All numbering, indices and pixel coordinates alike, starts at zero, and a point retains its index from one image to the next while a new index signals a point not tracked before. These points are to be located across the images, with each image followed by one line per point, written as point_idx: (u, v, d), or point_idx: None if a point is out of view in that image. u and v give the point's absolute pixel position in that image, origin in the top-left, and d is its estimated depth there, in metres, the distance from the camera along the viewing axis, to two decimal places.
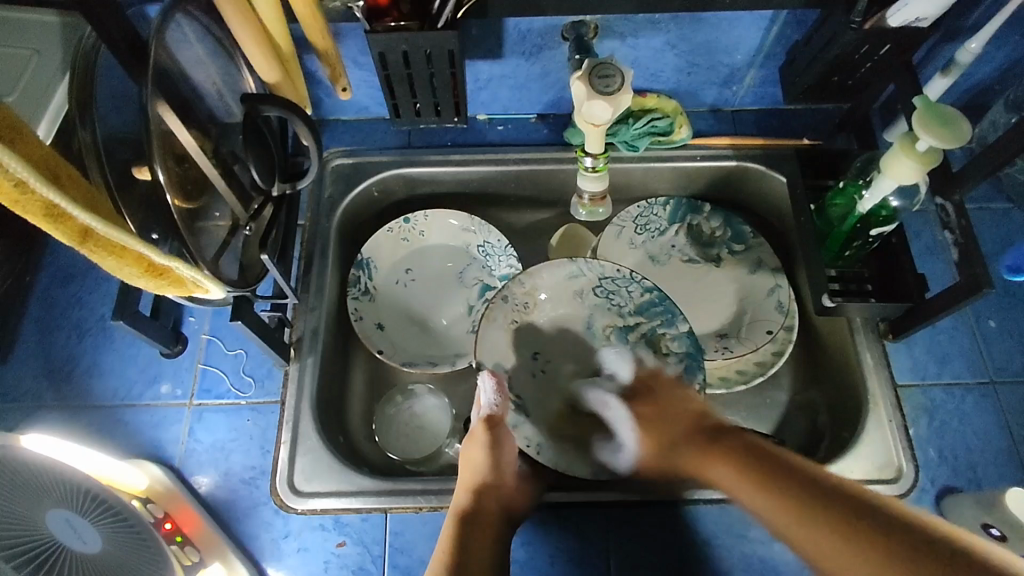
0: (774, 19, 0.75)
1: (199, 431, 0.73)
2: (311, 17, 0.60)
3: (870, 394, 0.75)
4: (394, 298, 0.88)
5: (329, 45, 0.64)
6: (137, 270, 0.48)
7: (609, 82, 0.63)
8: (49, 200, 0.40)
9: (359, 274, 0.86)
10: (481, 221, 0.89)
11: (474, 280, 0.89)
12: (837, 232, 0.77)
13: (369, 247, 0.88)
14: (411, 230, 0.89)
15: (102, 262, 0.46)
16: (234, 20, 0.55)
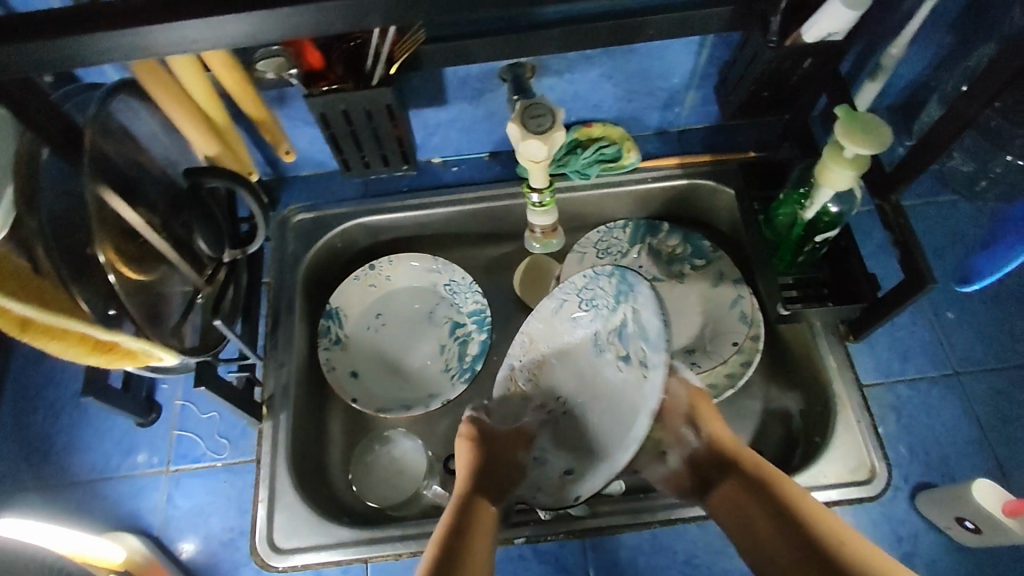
0: (701, 43, 0.78)
1: (177, 497, 0.74)
2: (243, 90, 0.65)
3: (836, 396, 0.76)
4: (366, 345, 0.89)
5: (261, 113, 0.69)
6: (84, 349, 0.53)
7: (542, 121, 0.65)
8: None
9: (329, 324, 0.88)
10: (444, 261, 0.92)
11: (443, 319, 0.91)
12: (787, 241, 0.79)
13: (337, 297, 0.90)
14: (376, 276, 0.92)
15: (50, 348, 0.51)
16: (168, 103, 0.60)
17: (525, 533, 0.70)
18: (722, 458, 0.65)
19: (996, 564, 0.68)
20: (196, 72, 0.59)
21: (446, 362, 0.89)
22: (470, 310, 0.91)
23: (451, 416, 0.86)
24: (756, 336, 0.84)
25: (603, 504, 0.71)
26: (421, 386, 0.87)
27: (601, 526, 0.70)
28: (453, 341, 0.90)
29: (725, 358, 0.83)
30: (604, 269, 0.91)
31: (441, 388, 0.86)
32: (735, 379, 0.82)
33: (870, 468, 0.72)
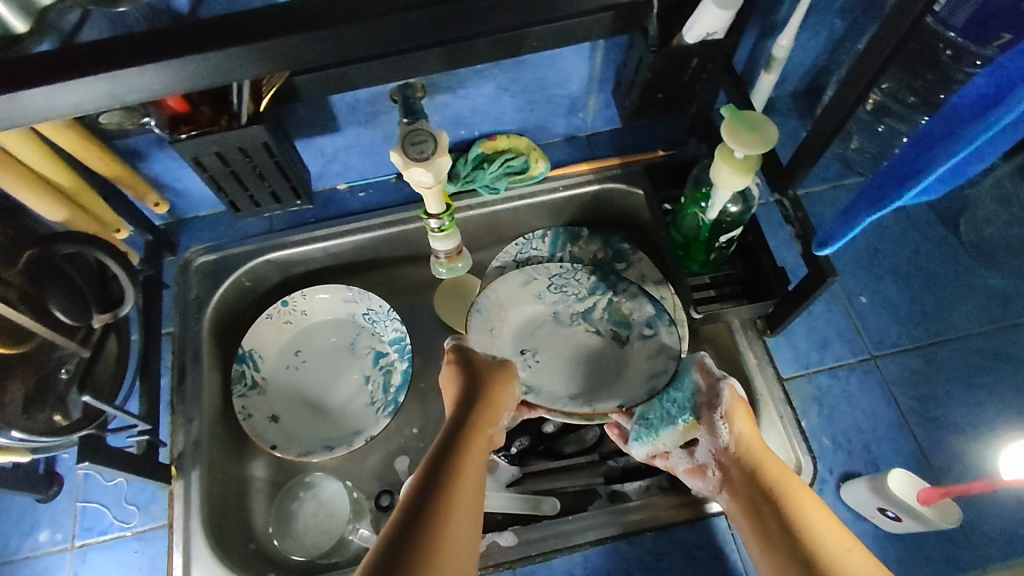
0: (593, 48, 0.77)
1: (85, 574, 0.69)
2: (82, 145, 0.63)
3: (759, 393, 0.76)
4: (286, 386, 0.86)
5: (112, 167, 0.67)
6: None
7: (423, 148, 0.62)
8: None
9: (243, 368, 0.84)
10: (360, 290, 0.89)
11: (366, 350, 0.88)
12: (698, 242, 0.78)
13: (250, 337, 0.85)
14: (291, 312, 0.88)
15: None
16: (1, 173, 0.57)
17: None
18: (747, 460, 0.65)
19: (922, 549, 0.68)
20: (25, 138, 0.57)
21: (371, 395, 0.86)
22: (391, 338, 0.88)
23: (379, 450, 0.84)
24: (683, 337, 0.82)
25: (531, 530, 0.72)
26: (346, 422, 0.84)
27: (530, 553, 0.71)
28: (377, 371, 0.87)
29: None
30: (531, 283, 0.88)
31: (367, 423, 0.84)
32: None
33: (797, 463, 0.72)
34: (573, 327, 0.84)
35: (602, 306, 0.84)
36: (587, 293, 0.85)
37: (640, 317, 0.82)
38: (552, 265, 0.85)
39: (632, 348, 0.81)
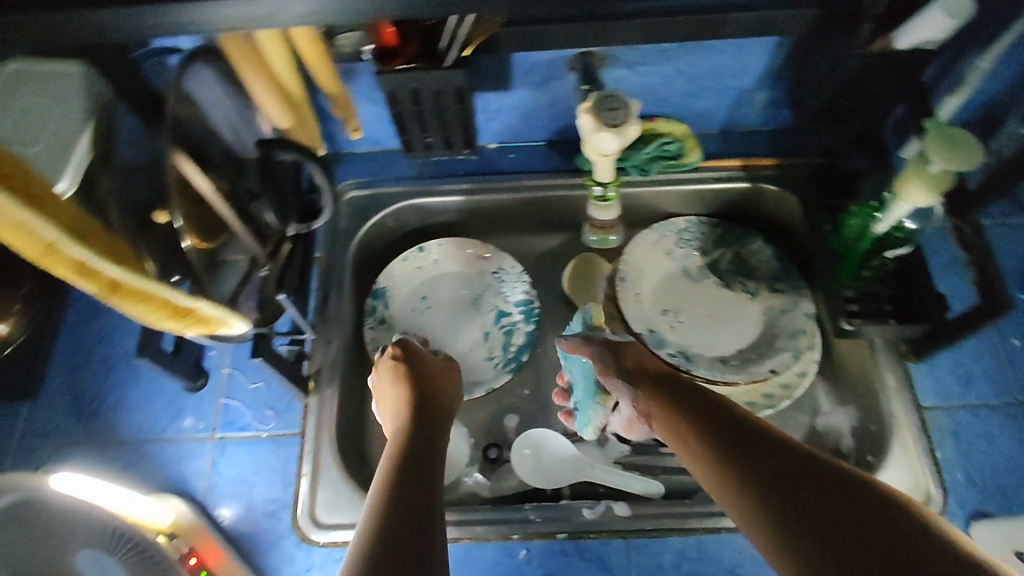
0: (779, 43, 0.76)
1: (221, 464, 0.74)
2: (322, 61, 0.64)
3: (893, 416, 0.75)
4: (409, 328, 0.87)
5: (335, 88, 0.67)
6: (162, 314, 0.46)
7: (615, 114, 0.63)
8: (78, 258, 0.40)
9: (376, 304, 0.87)
10: (494, 249, 0.91)
11: (489, 307, 0.89)
12: (854, 252, 0.76)
13: (385, 277, 0.89)
14: (425, 259, 0.91)
15: (128, 311, 0.46)
16: (249, 73, 0.61)
17: (573, 529, 0.71)
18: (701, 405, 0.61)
19: None
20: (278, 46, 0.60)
21: (490, 350, 0.88)
22: (517, 300, 0.90)
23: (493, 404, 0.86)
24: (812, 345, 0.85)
25: (648, 507, 0.72)
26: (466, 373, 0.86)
27: (647, 528, 0.71)
28: (498, 329, 0.89)
29: (785, 365, 0.83)
30: (674, 256, 0.92)
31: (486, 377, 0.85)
32: (790, 390, 0.83)
33: (926, 493, 0.70)
34: (703, 281, 0.91)
35: (727, 259, 0.92)
36: (711, 247, 0.92)
37: (766, 272, 0.90)
38: (677, 222, 0.93)
39: (761, 300, 0.89)
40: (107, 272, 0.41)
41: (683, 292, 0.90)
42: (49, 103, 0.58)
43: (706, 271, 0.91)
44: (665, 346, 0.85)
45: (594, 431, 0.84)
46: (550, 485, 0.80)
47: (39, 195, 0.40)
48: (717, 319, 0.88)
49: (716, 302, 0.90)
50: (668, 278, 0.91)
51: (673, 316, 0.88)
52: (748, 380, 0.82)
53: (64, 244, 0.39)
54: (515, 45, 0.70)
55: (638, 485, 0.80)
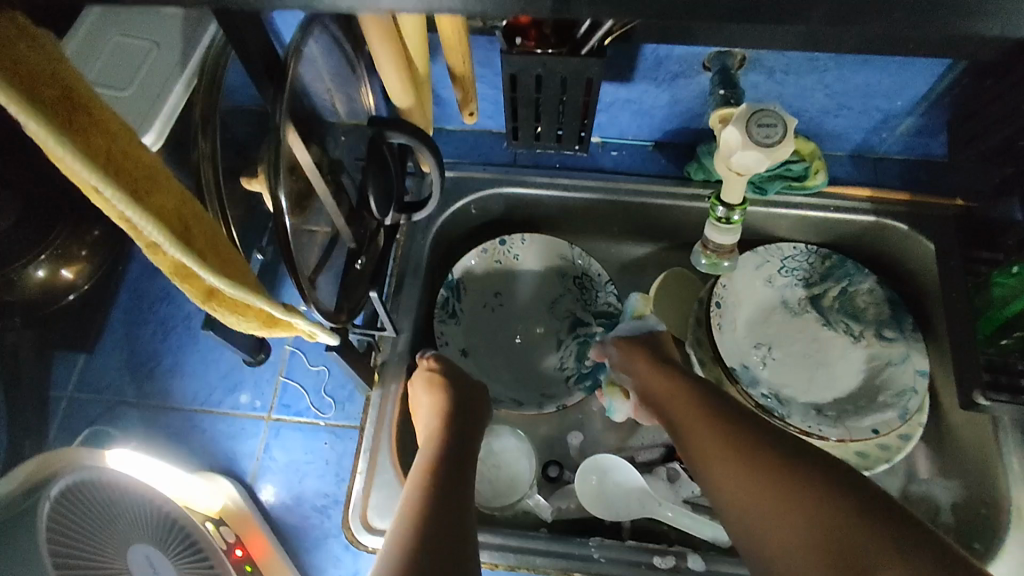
0: (951, 66, 0.66)
1: (274, 448, 0.70)
2: (457, 41, 0.53)
3: (1015, 504, 0.66)
4: (482, 324, 0.83)
5: (466, 71, 0.56)
6: (259, 323, 0.41)
7: (771, 132, 0.55)
8: (182, 262, 0.33)
9: (449, 297, 0.80)
10: (582, 251, 0.83)
11: (566, 313, 0.84)
12: (994, 315, 0.67)
13: (461, 268, 0.82)
14: (506, 254, 0.84)
15: (223, 316, 0.39)
16: (379, 42, 0.50)
17: None
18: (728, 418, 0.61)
19: None
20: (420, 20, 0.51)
21: (562, 359, 0.83)
22: (599, 310, 0.83)
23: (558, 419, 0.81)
24: (923, 408, 0.75)
25: (724, 564, 0.65)
26: (537, 383, 0.81)
27: None
28: (573, 340, 0.83)
29: (893, 425, 0.74)
30: (775, 285, 0.84)
31: (558, 390, 0.80)
32: (890, 453, 0.74)
33: None
34: (803, 316, 0.83)
35: (833, 295, 0.83)
36: (818, 280, 0.83)
37: (875, 315, 0.81)
38: (785, 246, 0.84)
39: (865, 347, 0.80)
40: (207, 279, 0.34)
41: (779, 325, 0.83)
42: (146, 45, 0.54)
43: (807, 305, 0.83)
44: (758, 385, 0.78)
45: (665, 464, 0.77)
46: (611, 517, 0.74)
47: (145, 178, 0.32)
48: (812, 362, 0.81)
49: (814, 341, 0.82)
50: (764, 308, 0.83)
51: (766, 351, 0.81)
52: (844, 437, 0.73)
53: (168, 247, 0.31)
54: (653, 36, 0.62)
55: (710, 529, 0.71)
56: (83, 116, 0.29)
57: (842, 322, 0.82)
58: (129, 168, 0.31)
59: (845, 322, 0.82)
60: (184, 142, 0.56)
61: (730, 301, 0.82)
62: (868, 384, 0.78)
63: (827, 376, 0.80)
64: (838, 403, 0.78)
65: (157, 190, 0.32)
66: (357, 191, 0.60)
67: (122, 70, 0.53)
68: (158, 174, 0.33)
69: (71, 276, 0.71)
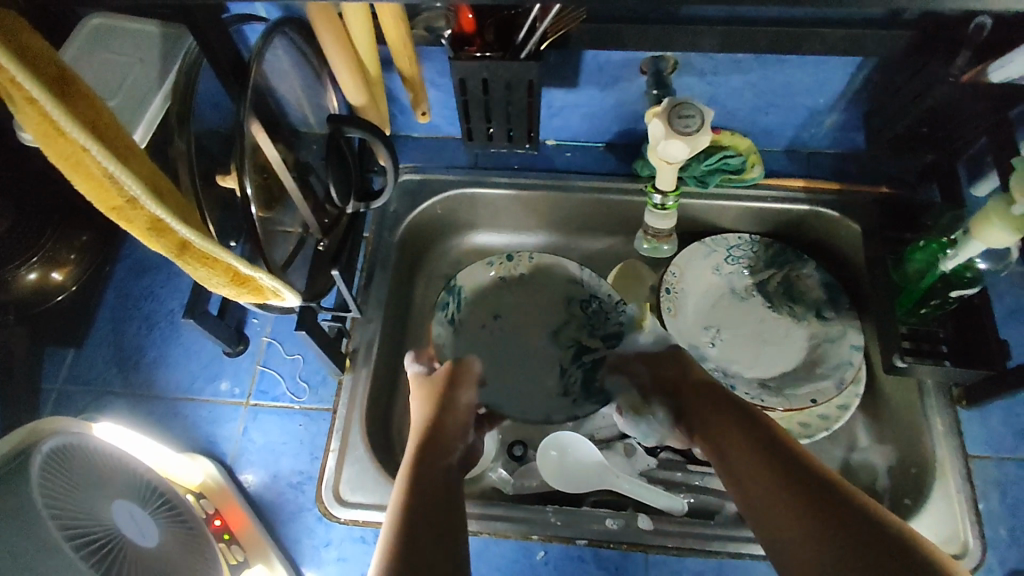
0: (862, 65, 0.73)
1: (252, 431, 0.75)
2: (402, 44, 0.60)
3: (937, 461, 0.72)
4: (482, 345, 0.87)
5: (415, 72, 0.64)
6: (225, 281, 0.47)
7: (689, 122, 0.62)
8: (155, 215, 0.39)
9: (449, 300, 0.86)
10: (591, 273, 0.88)
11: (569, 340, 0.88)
12: (913, 289, 0.73)
13: (464, 276, 0.87)
14: (512, 268, 0.89)
15: (192, 273, 0.46)
16: (333, 50, 0.56)
17: (593, 537, 0.70)
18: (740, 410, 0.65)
19: None
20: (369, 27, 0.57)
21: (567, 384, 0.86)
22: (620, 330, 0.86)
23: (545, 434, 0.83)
24: (857, 379, 0.81)
25: (671, 523, 0.71)
26: (528, 412, 0.84)
27: (668, 545, 0.69)
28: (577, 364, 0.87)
29: (829, 396, 0.80)
30: (725, 273, 0.89)
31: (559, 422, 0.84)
32: (829, 422, 0.79)
33: (964, 544, 0.68)
34: (748, 301, 0.88)
35: (776, 280, 0.88)
36: (763, 266, 0.89)
37: (814, 297, 0.86)
38: (730, 237, 0.90)
39: (807, 326, 0.85)
40: (177, 232, 0.41)
41: (728, 309, 0.88)
42: (131, 60, 0.61)
43: (753, 290, 0.88)
44: (705, 361, 0.84)
45: (622, 440, 0.81)
46: (572, 490, 0.78)
47: (124, 147, 0.39)
48: (758, 342, 0.86)
49: (760, 323, 0.87)
50: (712, 293, 0.88)
51: (714, 333, 0.86)
52: (784, 406, 0.79)
53: (142, 200, 0.38)
54: (588, 42, 0.68)
55: (663, 499, 0.77)
56: (72, 93, 0.37)
57: (787, 305, 0.87)
58: (112, 138, 0.38)
59: (788, 305, 0.87)
60: (164, 143, 0.62)
61: (681, 288, 0.88)
62: (809, 360, 0.84)
63: (774, 355, 0.85)
64: (780, 378, 0.83)
65: (134, 158, 0.39)
66: (323, 186, 0.68)
67: (110, 81, 0.60)
68: (135, 145, 0.40)
69: (61, 278, 0.79)
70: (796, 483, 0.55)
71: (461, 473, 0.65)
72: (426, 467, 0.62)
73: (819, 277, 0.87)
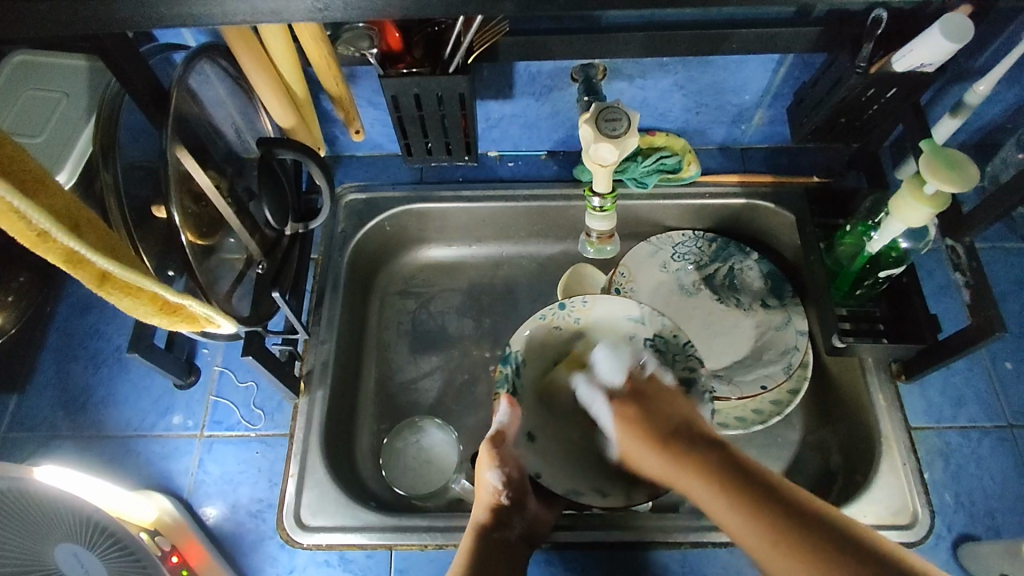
0: (781, 61, 0.76)
1: (208, 462, 0.74)
2: (324, 61, 0.65)
3: (883, 436, 0.74)
4: (542, 401, 0.76)
5: (340, 89, 0.69)
6: (152, 309, 0.49)
7: (616, 125, 0.64)
8: (71, 248, 0.41)
9: (506, 372, 0.73)
10: (651, 310, 0.74)
11: None
12: (847, 272, 0.77)
13: (517, 339, 0.75)
14: (565, 316, 0.76)
15: (117, 303, 0.48)
16: (254, 69, 0.61)
17: (557, 540, 0.70)
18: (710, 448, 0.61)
19: None
20: (289, 47, 0.61)
21: None
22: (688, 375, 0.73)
23: (627, 489, 0.71)
24: (805, 364, 0.83)
25: (623, 518, 0.72)
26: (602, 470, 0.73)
27: (632, 541, 0.70)
28: None
29: (777, 382, 0.82)
30: (672, 270, 0.91)
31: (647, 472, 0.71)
32: (781, 406, 0.81)
33: (913, 513, 0.71)
34: (697, 295, 0.90)
35: (722, 273, 0.90)
36: (709, 261, 0.91)
37: (760, 288, 0.89)
38: (674, 235, 0.92)
39: (754, 315, 0.88)
40: (96, 262, 0.43)
41: (679, 305, 0.89)
42: (56, 96, 0.60)
43: (700, 284, 0.90)
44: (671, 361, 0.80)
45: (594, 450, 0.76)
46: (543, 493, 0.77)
47: (31, 180, 0.40)
48: (710, 335, 0.87)
49: (709, 316, 0.89)
50: (660, 291, 0.90)
51: None
52: (735, 393, 0.81)
53: (54, 233, 0.40)
54: (516, 54, 0.70)
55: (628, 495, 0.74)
56: None
57: (736, 298, 0.89)
58: (19, 172, 0.39)
59: (737, 297, 0.89)
60: None
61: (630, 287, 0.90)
62: (759, 349, 0.86)
63: (727, 348, 0.86)
64: (733, 367, 0.85)
65: (45, 191, 0.40)
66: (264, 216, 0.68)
67: (36, 118, 0.60)
68: (44, 175, 0.41)
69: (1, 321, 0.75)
70: (798, 538, 0.52)
71: (524, 544, 0.67)
72: (488, 551, 0.64)
73: (762, 268, 0.90)
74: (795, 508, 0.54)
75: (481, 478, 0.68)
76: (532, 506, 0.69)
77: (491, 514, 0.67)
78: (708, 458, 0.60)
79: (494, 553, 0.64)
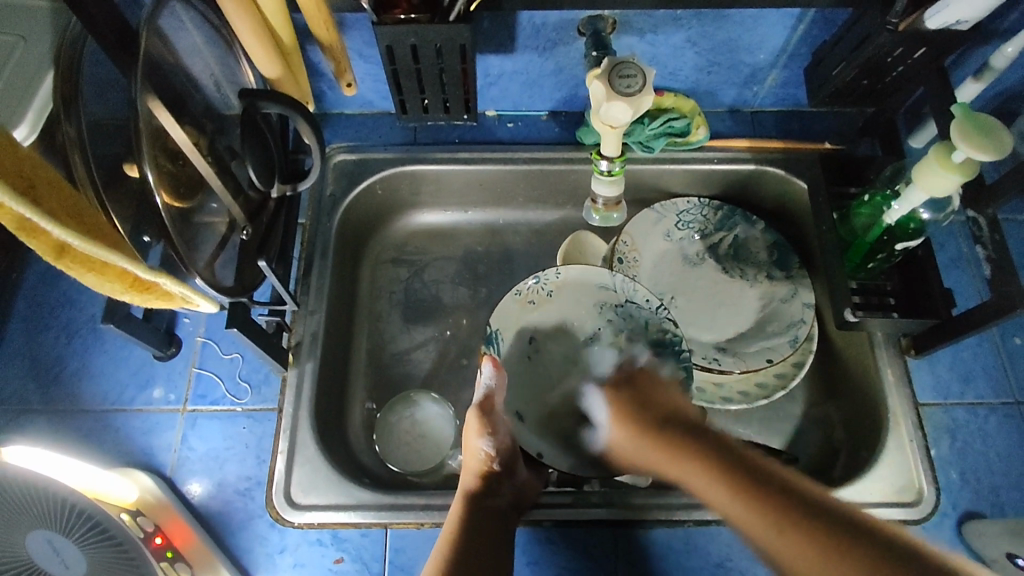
0: (801, 17, 0.71)
1: (192, 438, 0.70)
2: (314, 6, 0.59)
3: (891, 411, 0.73)
4: (523, 375, 0.75)
5: (331, 36, 0.63)
6: (122, 287, 0.46)
7: (630, 82, 0.60)
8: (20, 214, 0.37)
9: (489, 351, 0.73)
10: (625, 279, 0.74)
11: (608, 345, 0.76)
12: (860, 241, 0.74)
13: (497, 317, 0.74)
14: (539, 290, 0.75)
15: (83, 280, 0.44)
16: (236, 14, 0.55)
17: (561, 517, 0.69)
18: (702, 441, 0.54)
19: None
20: None
21: None
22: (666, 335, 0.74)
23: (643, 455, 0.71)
24: (812, 335, 0.80)
25: (625, 495, 0.70)
26: None
27: (635, 517, 0.69)
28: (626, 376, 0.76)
29: (783, 356, 0.79)
30: (675, 239, 0.87)
31: None
32: (786, 380, 0.79)
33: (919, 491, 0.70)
34: (700, 266, 0.87)
35: (727, 243, 0.87)
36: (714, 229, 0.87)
37: (766, 257, 0.86)
38: (679, 202, 0.88)
39: (759, 287, 0.85)
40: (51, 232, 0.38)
41: (683, 276, 0.86)
42: (12, 39, 0.54)
43: (704, 254, 0.87)
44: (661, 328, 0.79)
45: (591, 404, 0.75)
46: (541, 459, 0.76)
47: None
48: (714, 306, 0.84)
49: (713, 287, 0.85)
50: (662, 261, 0.87)
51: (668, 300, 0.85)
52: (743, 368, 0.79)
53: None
54: None
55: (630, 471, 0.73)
56: None
57: (741, 268, 0.86)
58: None
59: (741, 267, 0.86)
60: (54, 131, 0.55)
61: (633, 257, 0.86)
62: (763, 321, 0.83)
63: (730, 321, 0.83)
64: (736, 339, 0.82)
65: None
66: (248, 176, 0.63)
67: None
68: None
69: None
70: (806, 526, 0.44)
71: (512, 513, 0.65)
72: (476, 515, 0.63)
73: (768, 236, 0.87)
74: (807, 504, 0.46)
75: (470, 446, 0.66)
76: (522, 474, 0.68)
77: (481, 480, 0.66)
78: (705, 446, 0.53)
79: (487, 515, 0.63)
